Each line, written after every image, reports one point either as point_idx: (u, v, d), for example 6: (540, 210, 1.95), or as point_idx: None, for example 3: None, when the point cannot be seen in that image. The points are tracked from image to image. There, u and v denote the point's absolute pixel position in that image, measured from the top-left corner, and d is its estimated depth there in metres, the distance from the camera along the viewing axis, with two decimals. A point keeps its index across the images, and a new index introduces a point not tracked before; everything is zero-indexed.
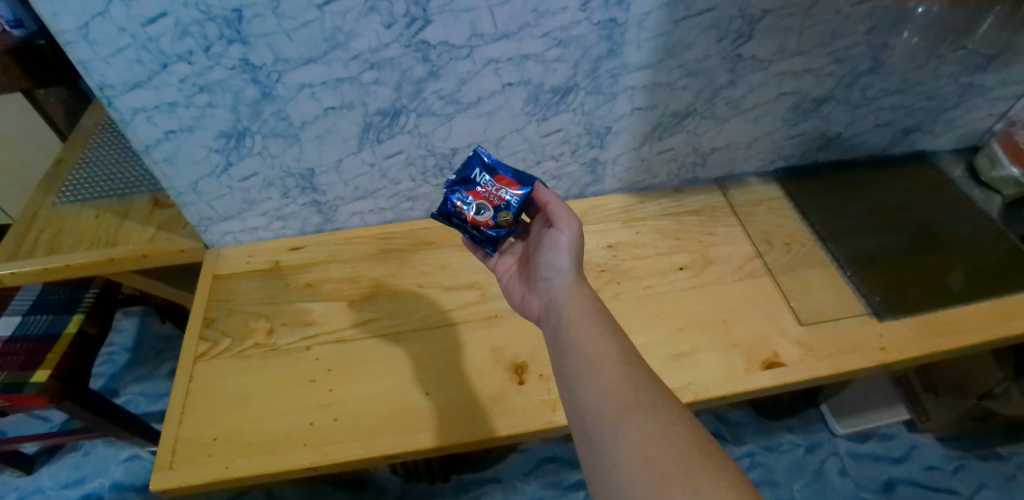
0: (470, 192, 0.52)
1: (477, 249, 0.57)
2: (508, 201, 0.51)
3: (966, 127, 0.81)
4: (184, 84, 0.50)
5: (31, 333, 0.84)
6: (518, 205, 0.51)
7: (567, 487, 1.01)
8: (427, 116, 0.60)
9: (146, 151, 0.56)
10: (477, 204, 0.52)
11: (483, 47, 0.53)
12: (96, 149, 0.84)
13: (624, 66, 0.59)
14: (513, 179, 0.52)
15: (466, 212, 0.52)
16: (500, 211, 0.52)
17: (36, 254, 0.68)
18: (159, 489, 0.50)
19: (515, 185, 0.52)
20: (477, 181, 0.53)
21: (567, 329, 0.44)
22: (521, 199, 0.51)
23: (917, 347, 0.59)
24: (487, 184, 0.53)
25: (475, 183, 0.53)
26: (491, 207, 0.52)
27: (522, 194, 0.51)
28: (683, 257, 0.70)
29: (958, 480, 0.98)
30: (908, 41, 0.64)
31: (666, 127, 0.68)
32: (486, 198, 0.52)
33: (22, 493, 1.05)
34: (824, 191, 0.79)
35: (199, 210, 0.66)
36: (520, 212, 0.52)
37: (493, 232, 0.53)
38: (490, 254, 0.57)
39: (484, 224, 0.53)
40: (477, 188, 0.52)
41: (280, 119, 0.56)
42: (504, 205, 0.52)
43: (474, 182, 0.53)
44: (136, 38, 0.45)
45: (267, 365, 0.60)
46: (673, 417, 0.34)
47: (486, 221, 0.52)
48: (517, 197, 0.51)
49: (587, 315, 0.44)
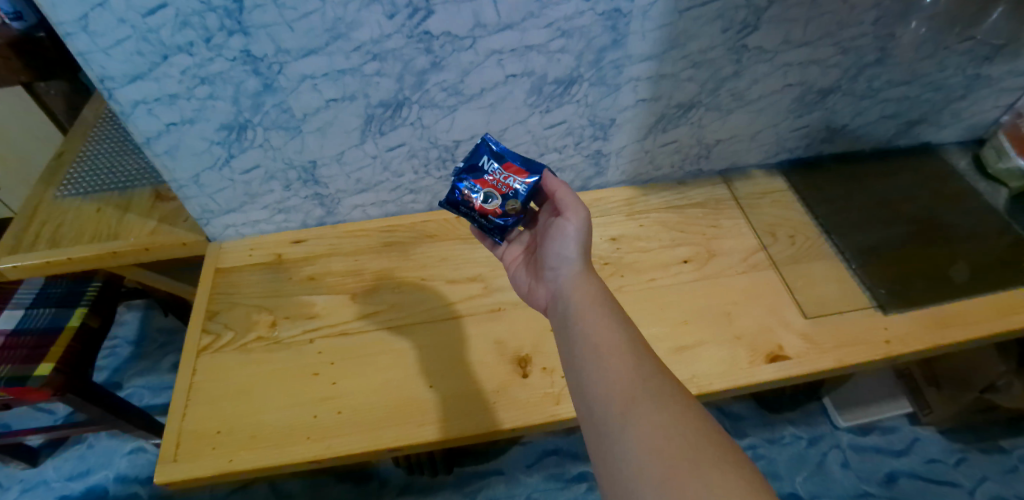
0: (477, 180, 0.52)
1: (485, 239, 0.57)
2: (516, 189, 0.51)
3: (972, 120, 0.81)
4: (185, 76, 0.50)
5: (34, 326, 0.85)
6: (527, 193, 0.51)
7: (570, 479, 1.01)
8: (430, 107, 0.59)
9: (148, 143, 0.56)
10: (485, 192, 0.52)
11: (486, 37, 0.53)
12: (97, 142, 0.84)
13: (627, 57, 0.58)
14: (521, 167, 0.52)
15: (473, 200, 0.52)
16: (508, 199, 0.51)
17: (39, 247, 0.69)
18: (161, 482, 0.50)
19: (523, 173, 0.51)
20: (485, 169, 0.52)
21: (575, 318, 0.43)
22: (529, 187, 0.51)
23: (923, 340, 0.59)
24: (495, 172, 0.52)
25: (482, 171, 0.52)
26: (499, 196, 0.52)
27: (531, 182, 0.51)
28: (686, 249, 0.70)
29: (959, 473, 0.98)
30: (916, 31, 0.63)
31: (670, 119, 0.68)
32: (494, 186, 0.52)
33: (25, 486, 1.05)
34: (829, 183, 0.78)
35: (200, 203, 0.66)
36: (528, 200, 0.52)
37: (501, 221, 0.52)
38: (498, 244, 0.57)
39: (492, 212, 0.52)
40: (485, 176, 0.52)
41: (281, 111, 0.56)
42: (512, 193, 0.51)
43: (482, 169, 0.52)
44: (136, 30, 0.44)
45: (271, 358, 0.60)
46: (681, 408, 0.34)
47: (494, 209, 0.52)
48: (525, 185, 0.51)
49: (595, 306, 0.43)
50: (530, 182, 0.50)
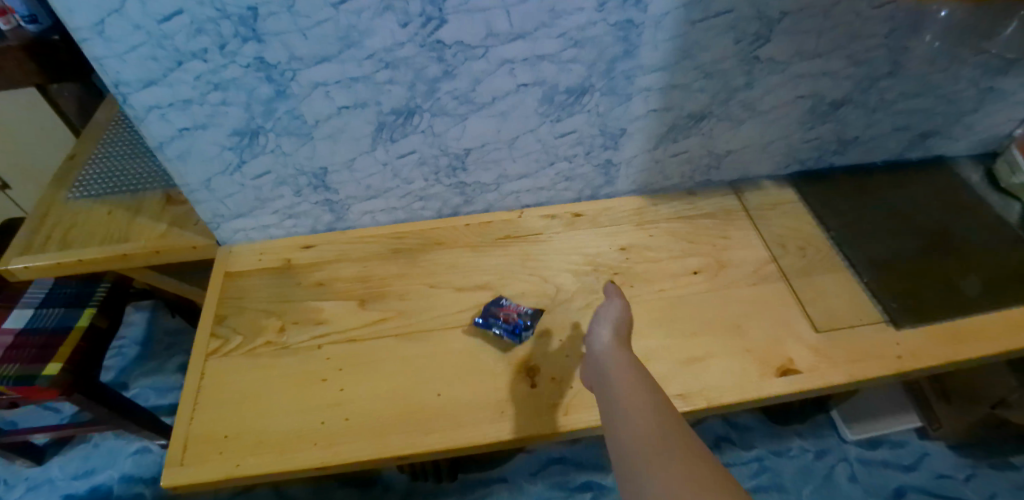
0: (498, 305, 0.65)
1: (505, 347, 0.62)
2: (527, 308, 0.64)
3: (985, 133, 0.80)
4: (198, 81, 0.50)
5: (43, 326, 0.85)
6: (534, 310, 0.64)
7: (574, 488, 1.00)
8: (440, 115, 0.59)
9: (160, 148, 0.56)
10: (503, 312, 0.64)
11: (498, 47, 0.53)
12: (110, 145, 0.85)
13: (639, 67, 0.58)
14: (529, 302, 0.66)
15: (494, 315, 0.63)
16: (521, 314, 0.63)
17: (50, 249, 0.69)
18: (168, 486, 0.50)
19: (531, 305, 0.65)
20: (504, 301, 0.65)
21: (605, 379, 0.42)
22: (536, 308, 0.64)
23: (936, 356, 0.58)
24: (512, 304, 0.65)
25: (501, 301, 0.65)
26: (515, 313, 0.63)
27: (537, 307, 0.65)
28: (695, 260, 0.70)
29: (969, 489, 0.96)
30: (929, 44, 0.63)
31: (681, 129, 0.67)
32: (510, 309, 0.64)
33: (30, 484, 1.05)
34: (840, 195, 0.78)
35: (211, 207, 0.66)
36: (535, 317, 0.63)
37: (514, 326, 0.62)
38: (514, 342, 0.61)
39: (508, 320, 0.62)
40: (504, 304, 0.65)
41: (293, 117, 0.56)
42: (524, 311, 0.63)
43: (501, 301, 0.65)
44: (151, 36, 0.45)
45: (279, 363, 0.60)
46: (704, 461, 0.29)
47: (509, 318, 0.63)
48: (533, 307, 0.64)
49: (625, 366, 0.42)
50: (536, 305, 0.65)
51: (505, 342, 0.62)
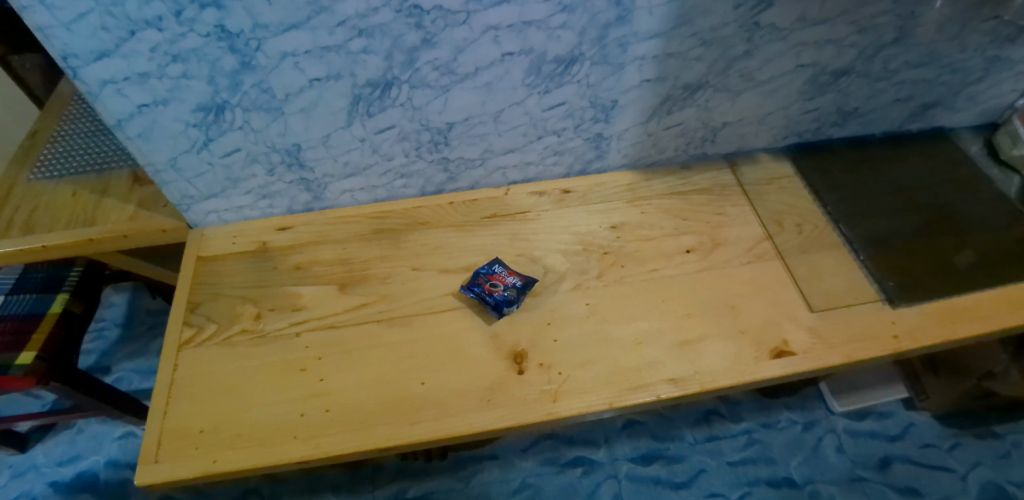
0: (487, 273, 0.63)
1: (487, 319, 0.61)
2: (514, 282, 0.62)
3: (987, 104, 0.78)
4: (155, 53, 0.45)
5: (15, 312, 0.82)
6: (522, 285, 0.62)
7: (565, 463, 1.01)
8: (421, 87, 0.55)
9: (119, 126, 0.52)
10: (491, 281, 0.62)
11: (482, 12, 0.49)
12: (72, 121, 0.79)
13: (633, 35, 0.54)
14: (518, 272, 0.64)
15: (481, 284, 0.62)
16: (507, 287, 0.61)
17: (11, 233, 0.65)
18: (143, 484, 0.48)
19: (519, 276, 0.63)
20: (493, 269, 0.64)
21: None
22: (523, 281, 0.62)
23: (932, 334, 0.57)
24: (501, 272, 0.64)
25: (491, 269, 0.64)
26: (502, 284, 0.62)
27: (526, 279, 0.63)
28: (690, 238, 0.68)
29: (953, 458, 0.98)
30: (939, 10, 0.59)
31: (676, 101, 0.64)
32: (499, 278, 0.63)
33: (15, 471, 1.04)
34: (837, 169, 0.76)
35: (179, 188, 0.62)
36: (522, 292, 0.61)
37: (498, 298, 0.60)
38: (495, 316, 0.60)
39: (495, 291, 0.61)
40: (493, 273, 0.63)
41: (261, 91, 0.52)
42: (512, 284, 0.62)
43: (491, 269, 0.64)
44: (98, 2, 0.40)
45: (256, 353, 0.58)
46: None
47: (496, 290, 0.61)
48: (521, 281, 0.62)
49: None
50: (525, 278, 0.63)
51: (490, 314, 0.61)
